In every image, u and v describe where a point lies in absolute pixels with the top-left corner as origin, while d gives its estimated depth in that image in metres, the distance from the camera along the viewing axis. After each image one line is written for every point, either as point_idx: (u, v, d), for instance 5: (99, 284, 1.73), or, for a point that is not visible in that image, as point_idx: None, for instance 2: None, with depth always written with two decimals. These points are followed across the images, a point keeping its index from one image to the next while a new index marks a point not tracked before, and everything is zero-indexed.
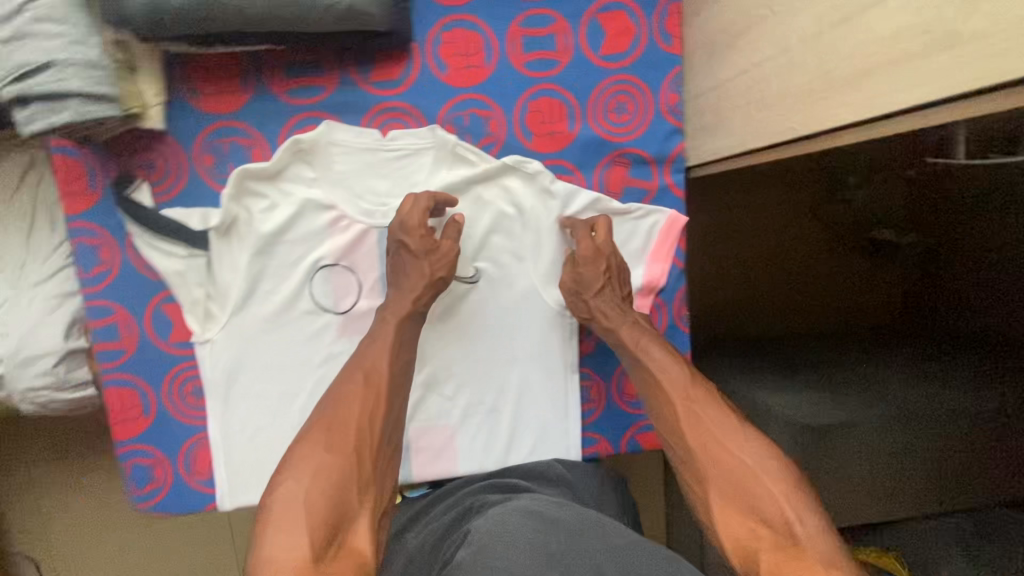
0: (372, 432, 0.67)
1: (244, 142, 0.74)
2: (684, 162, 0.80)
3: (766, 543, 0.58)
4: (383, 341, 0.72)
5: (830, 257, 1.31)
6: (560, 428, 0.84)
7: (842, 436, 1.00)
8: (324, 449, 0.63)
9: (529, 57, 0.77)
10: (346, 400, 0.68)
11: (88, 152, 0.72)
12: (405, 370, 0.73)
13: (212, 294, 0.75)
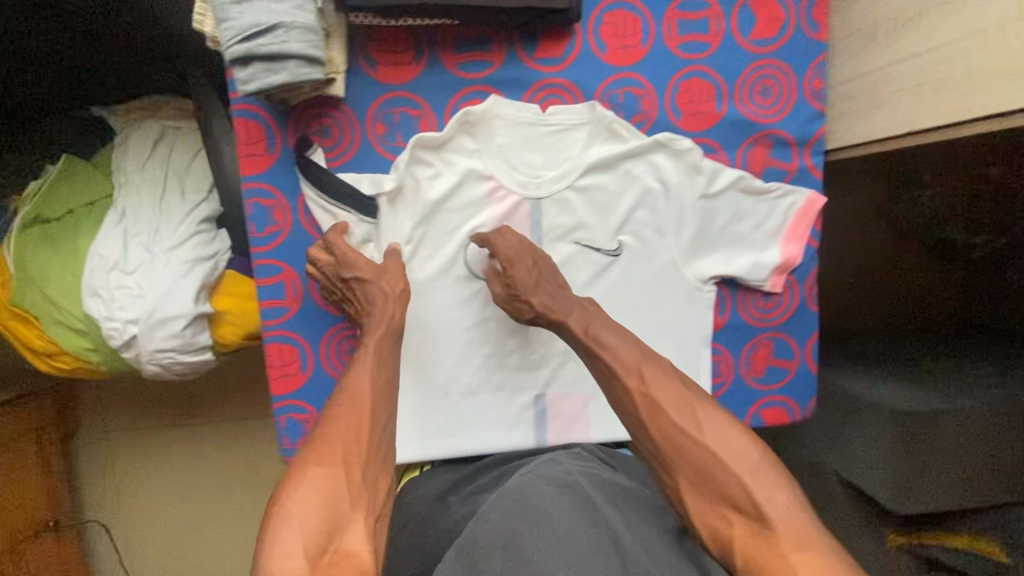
0: (366, 439, 0.65)
1: (413, 113, 0.77)
2: (823, 145, 0.83)
3: (738, 529, 0.61)
4: (365, 359, 0.71)
5: (896, 256, 1.33)
6: None
7: (937, 425, 1.03)
8: (315, 465, 0.61)
9: (683, 39, 0.80)
10: (333, 418, 0.66)
11: (269, 116, 0.75)
12: (387, 386, 0.71)
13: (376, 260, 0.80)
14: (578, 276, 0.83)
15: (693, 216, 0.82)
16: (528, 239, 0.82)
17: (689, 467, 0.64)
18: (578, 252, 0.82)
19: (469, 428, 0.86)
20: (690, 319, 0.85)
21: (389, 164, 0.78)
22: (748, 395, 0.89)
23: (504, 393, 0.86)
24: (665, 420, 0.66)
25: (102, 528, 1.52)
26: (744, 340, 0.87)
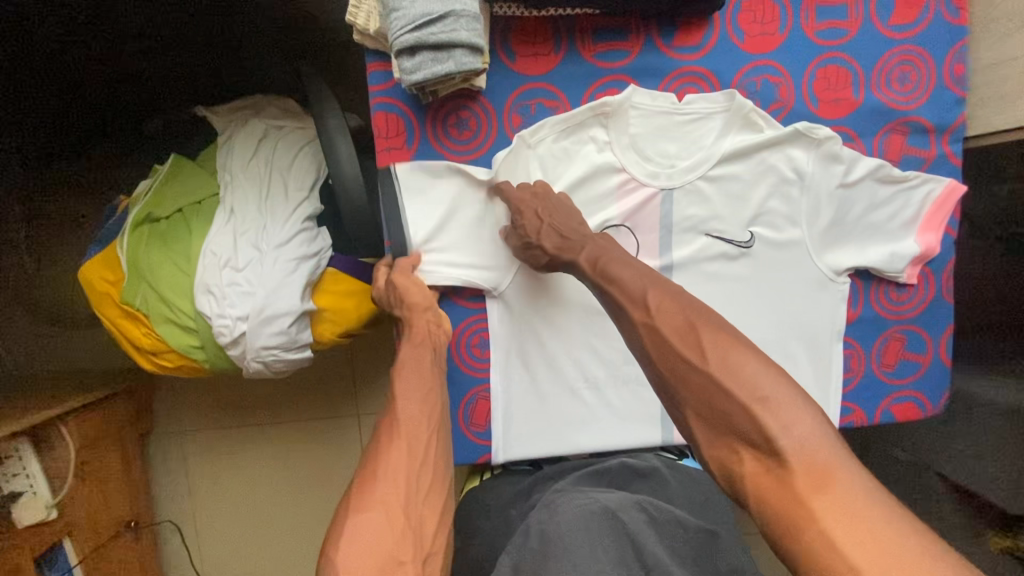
0: (407, 476, 0.64)
1: (549, 103, 0.77)
2: (963, 132, 0.81)
3: (750, 463, 0.54)
4: (413, 392, 0.71)
5: None
6: (822, 394, 0.84)
7: None
8: (358, 511, 0.60)
9: (821, 26, 0.79)
10: (378, 455, 0.66)
11: (409, 110, 0.75)
12: (424, 409, 0.71)
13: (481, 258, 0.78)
14: (710, 268, 0.81)
15: (827, 207, 0.80)
16: (660, 231, 0.80)
17: (697, 399, 0.58)
18: (711, 243, 0.81)
19: (597, 424, 0.84)
20: (822, 311, 0.83)
21: None
22: (880, 389, 0.86)
23: (634, 388, 0.84)
24: (670, 349, 0.61)
25: (175, 528, 1.47)
26: (875, 332, 0.85)
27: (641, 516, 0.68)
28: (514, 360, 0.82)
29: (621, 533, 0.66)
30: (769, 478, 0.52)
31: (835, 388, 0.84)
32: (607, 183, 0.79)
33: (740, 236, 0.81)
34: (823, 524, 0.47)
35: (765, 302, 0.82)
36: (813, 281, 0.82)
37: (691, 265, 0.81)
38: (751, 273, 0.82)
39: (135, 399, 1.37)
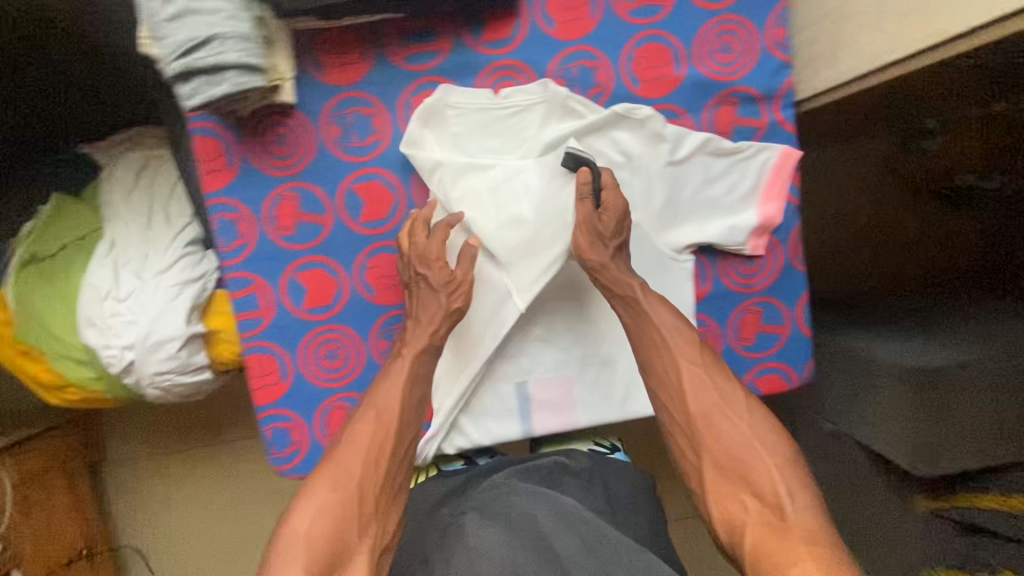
0: (383, 466, 0.72)
1: (366, 111, 0.77)
2: (793, 97, 0.80)
3: (751, 517, 0.67)
4: (397, 376, 0.76)
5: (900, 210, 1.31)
6: None
7: (953, 377, 0.97)
8: (328, 488, 0.68)
9: (633, 4, 0.78)
10: (356, 437, 0.72)
11: (226, 130, 0.76)
12: (414, 411, 0.76)
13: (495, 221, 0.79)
14: None
15: (658, 188, 0.80)
16: None
17: (721, 449, 0.71)
18: None
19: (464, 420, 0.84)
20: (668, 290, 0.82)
21: (346, 165, 0.78)
22: (741, 363, 0.86)
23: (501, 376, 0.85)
24: (708, 399, 0.73)
25: (136, 551, 1.51)
26: (728, 308, 0.85)
27: (564, 520, 0.71)
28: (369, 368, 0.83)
29: (535, 536, 0.70)
30: (767, 532, 0.65)
31: (691, 367, 0.85)
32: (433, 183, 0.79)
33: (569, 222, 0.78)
34: (806, 565, 0.60)
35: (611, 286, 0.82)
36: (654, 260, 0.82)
37: None
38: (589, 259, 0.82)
39: (78, 431, 1.41)
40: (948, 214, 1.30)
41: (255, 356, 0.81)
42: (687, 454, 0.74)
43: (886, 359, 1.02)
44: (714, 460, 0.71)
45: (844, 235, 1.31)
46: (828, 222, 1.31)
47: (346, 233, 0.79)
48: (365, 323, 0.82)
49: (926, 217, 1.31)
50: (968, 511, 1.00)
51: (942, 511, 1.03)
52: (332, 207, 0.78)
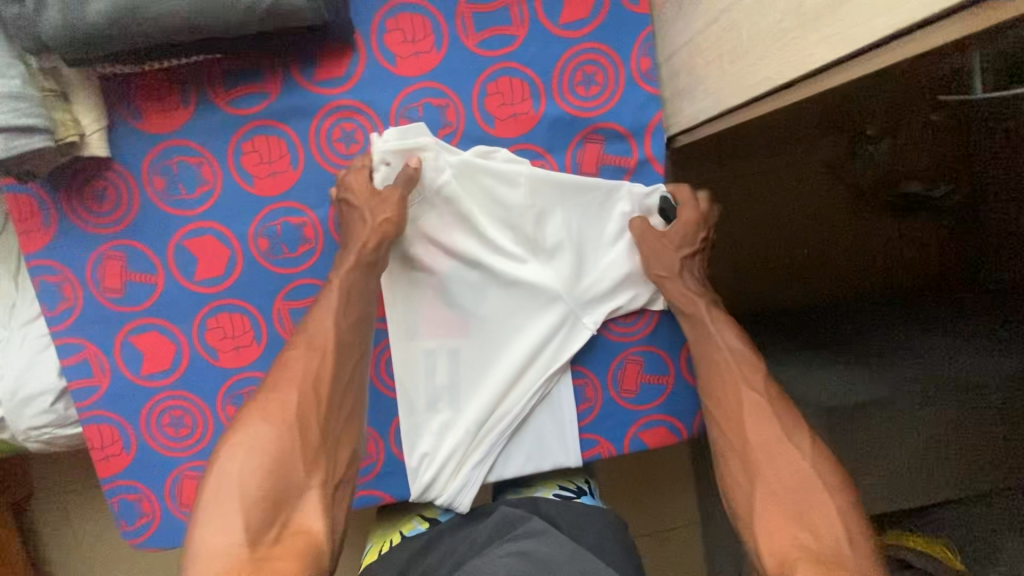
0: (325, 395, 0.66)
1: (193, 160, 0.71)
2: (664, 131, 0.74)
3: (807, 552, 0.55)
4: (328, 303, 0.69)
5: (849, 218, 1.13)
6: (555, 430, 0.79)
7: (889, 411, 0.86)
8: (263, 421, 0.63)
9: (482, 36, 0.71)
10: (288, 364, 0.66)
11: (38, 187, 0.70)
12: (356, 328, 0.69)
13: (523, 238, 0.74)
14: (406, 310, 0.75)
15: (560, 240, 0.74)
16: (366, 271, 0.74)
17: (779, 482, 0.62)
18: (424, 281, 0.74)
19: (419, 468, 0.77)
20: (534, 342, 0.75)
21: (174, 220, 0.72)
22: (624, 417, 0.80)
23: (436, 433, 0.77)
24: (769, 433, 0.65)
25: None
26: (606, 359, 0.78)
27: (568, 553, 0.67)
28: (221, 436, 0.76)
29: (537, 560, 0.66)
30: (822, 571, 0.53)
31: (569, 426, 0.79)
32: (271, 236, 0.72)
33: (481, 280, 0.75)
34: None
35: (511, 343, 0.76)
36: (548, 316, 0.75)
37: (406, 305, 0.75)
38: (488, 317, 0.76)
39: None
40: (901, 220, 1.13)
41: (95, 426, 0.75)
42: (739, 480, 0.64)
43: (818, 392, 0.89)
44: (770, 493, 0.61)
45: (765, 243, 1.13)
46: (750, 231, 1.13)
47: (180, 292, 0.73)
48: (210, 389, 0.75)
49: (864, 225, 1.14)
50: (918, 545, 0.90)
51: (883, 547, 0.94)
52: (162, 266, 0.72)
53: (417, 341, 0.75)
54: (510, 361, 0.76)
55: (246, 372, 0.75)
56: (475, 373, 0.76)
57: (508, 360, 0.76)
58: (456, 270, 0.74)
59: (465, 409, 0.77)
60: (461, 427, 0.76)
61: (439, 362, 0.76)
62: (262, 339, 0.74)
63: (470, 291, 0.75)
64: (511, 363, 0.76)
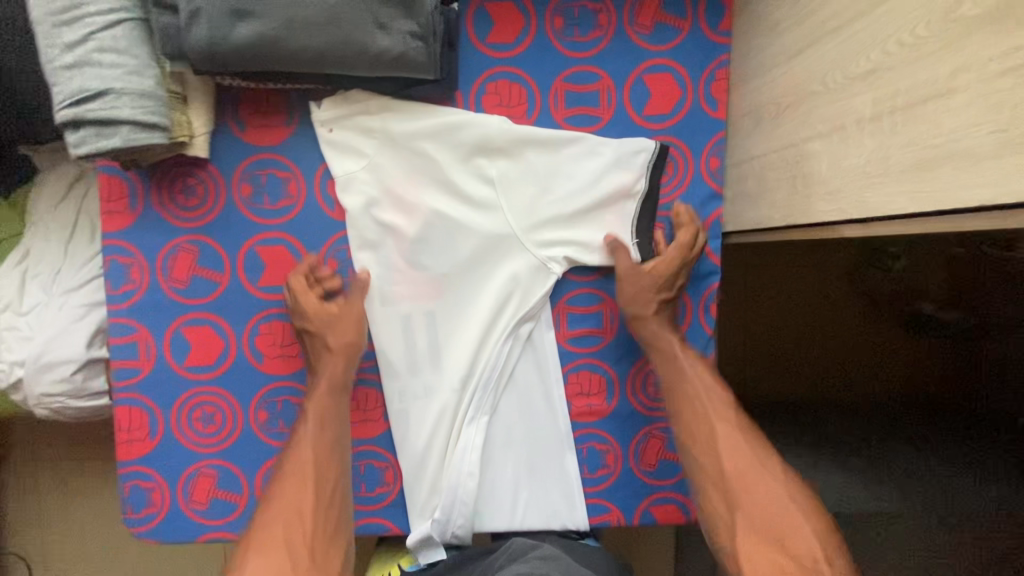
0: (309, 517, 0.66)
1: (282, 175, 0.75)
2: (720, 227, 0.78)
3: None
4: (305, 434, 0.71)
5: (869, 331, 1.09)
6: (554, 461, 0.81)
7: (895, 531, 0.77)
8: (254, 553, 0.61)
9: (571, 112, 0.77)
10: (278, 496, 0.67)
11: (133, 174, 0.73)
12: (332, 452, 0.71)
13: (508, 187, 0.76)
14: (399, 260, 0.77)
15: (558, 192, 0.76)
16: (367, 234, 0.76)
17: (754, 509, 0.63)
18: (415, 236, 0.76)
19: (409, 436, 0.79)
20: (513, 290, 0.77)
21: (252, 225, 0.75)
22: (639, 489, 0.82)
23: (418, 396, 0.79)
24: (741, 459, 0.67)
25: None
26: (632, 429, 0.81)
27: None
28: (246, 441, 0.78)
29: None
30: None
31: (556, 395, 0.80)
32: (340, 259, 0.77)
33: (458, 242, 0.77)
34: None
35: (488, 305, 0.78)
36: (530, 283, 0.78)
37: (382, 248, 0.77)
38: (464, 279, 0.78)
39: None
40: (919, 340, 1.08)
41: (126, 408, 0.76)
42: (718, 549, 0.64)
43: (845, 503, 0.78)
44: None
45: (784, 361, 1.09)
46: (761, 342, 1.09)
47: (241, 294, 0.76)
48: (247, 390, 0.77)
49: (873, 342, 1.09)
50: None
51: None
52: (230, 266, 0.75)
53: (394, 306, 0.78)
54: (481, 317, 0.78)
55: (287, 381, 0.77)
56: (450, 337, 0.79)
57: (484, 325, 0.78)
58: (433, 235, 0.77)
59: (447, 373, 0.79)
60: (445, 397, 0.79)
61: (417, 325, 0.78)
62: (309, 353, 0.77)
63: (442, 255, 0.77)
64: (486, 315, 0.78)
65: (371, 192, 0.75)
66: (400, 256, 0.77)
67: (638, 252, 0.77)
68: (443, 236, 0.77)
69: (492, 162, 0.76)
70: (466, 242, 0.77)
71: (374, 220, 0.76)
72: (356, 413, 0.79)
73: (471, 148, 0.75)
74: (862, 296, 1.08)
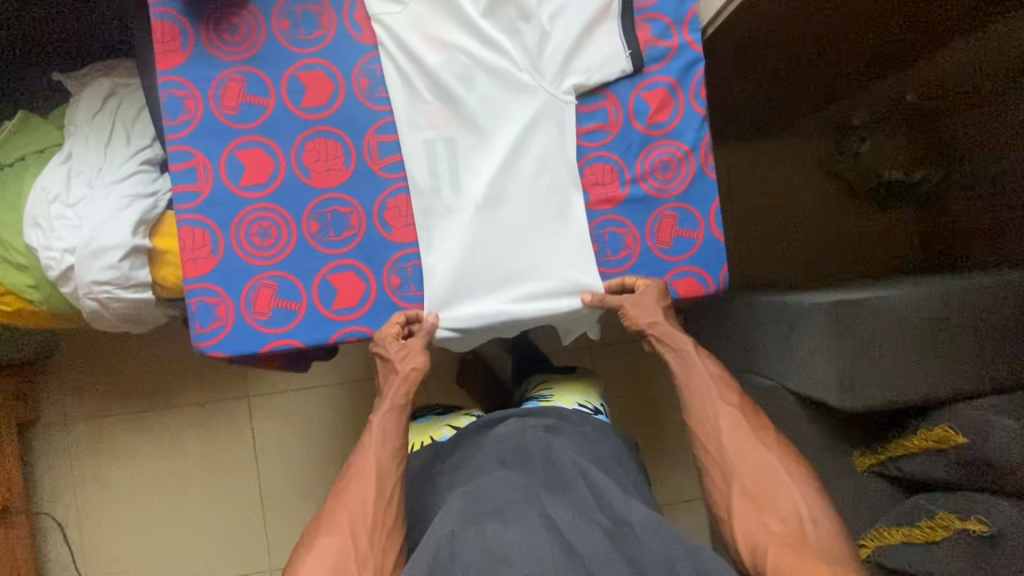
0: (372, 508, 0.75)
1: (315, 9, 0.85)
2: (699, 22, 0.90)
3: (775, 537, 0.72)
4: (371, 437, 0.81)
5: (847, 212, 1.47)
6: (571, 265, 0.88)
7: (876, 309, 0.99)
8: (325, 533, 0.73)
9: None
10: (343, 491, 0.77)
11: (184, 17, 0.83)
12: (393, 456, 0.80)
13: (523, 18, 0.87)
14: (423, 88, 0.86)
15: (564, 22, 0.88)
16: (398, 66, 0.86)
17: (747, 477, 0.77)
18: (438, 63, 0.86)
19: (436, 246, 0.86)
20: (525, 109, 0.87)
21: (291, 53, 0.85)
22: (659, 266, 0.90)
23: (443, 212, 0.87)
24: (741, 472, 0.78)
25: (56, 525, 1.47)
26: (645, 210, 0.90)
27: (552, 483, 0.79)
28: (296, 259, 0.85)
29: (527, 484, 0.79)
30: (787, 550, 0.70)
31: (571, 212, 0.88)
32: (372, 76, 0.86)
33: (474, 70, 0.87)
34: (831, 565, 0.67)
35: (504, 129, 0.87)
36: (541, 109, 0.88)
37: (409, 77, 0.86)
38: (480, 104, 0.87)
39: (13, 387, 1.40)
40: (890, 209, 1.46)
41: (189, 230, 0.83)
42: (717, 490, 0.78)
43: (809, 301, 1.04)
44: (742, 486, 0.77)
45: (795, 244, 1.47)
46: (758, 225, 1.47)
47: (287, 115, 0.85)
48: (299, 204, 0.85)
49: (856, 227, 1.47)
50: (921, 512, 1.00)
51: (879, 467, 1.09)
52: (275, 91, 0.84)
53: (420, 131, 0.86)
54: (498, 137, 0.87)
55: (335, 193, 0.85)
56: (469, 158, 0.87)
57: (502, 148, 0.87)
58: (455, 66, 0.86)
59: (468, 189, 0.87)
60: (468, 212, 0.87)
61: (440, 147, 0.87)
62: (351, 164, 0.86)
63: (462, 84, 0.86)
64: (501, 134, 0.87)
65: (400, 28, 0.86)
66: (425, 91, 0.87)
67: (631, 55, 0.88)
68: (462, 64, 0.86)
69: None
70: (483, 70, 0.87)
71: (404, 54, 0.86)
72: (398, 218, 0.86)
73: None
74: (835, 181, 1.47)
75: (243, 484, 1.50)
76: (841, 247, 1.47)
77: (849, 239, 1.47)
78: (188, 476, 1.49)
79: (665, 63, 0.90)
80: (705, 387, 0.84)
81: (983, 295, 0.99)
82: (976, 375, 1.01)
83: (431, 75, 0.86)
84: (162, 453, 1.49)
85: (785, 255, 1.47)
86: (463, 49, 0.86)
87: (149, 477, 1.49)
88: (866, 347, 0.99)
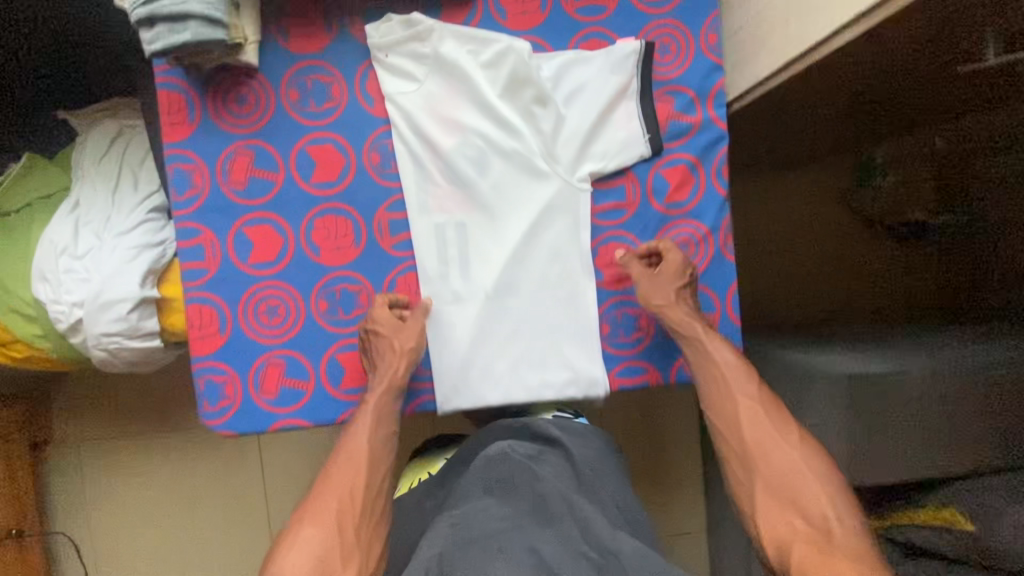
0: (360, 497, 0.74)
1: (325, 80, 0.82)
2: (724, 96, 0.86)
3: (801, 534, 0.69)
4: (363, 422, 0.79)
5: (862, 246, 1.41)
6: (581, 353, 0.86)
7: (893, 384, 0.97)
8: (306, 524, 0.71)
9: (580, 3, 0.84)
10: (330, 480, 0.75)
11: (190, 87, 0.80)
12: (386, 442, 0.79)
13: (541, 100, 0.83)
14: (435, 172, 0.84)
15: (582, 105, 0.84)
16: (410, 149, 0.83)
17: (772, 473, 0.74)
18: (451, 147, 0.83)
19: (443, 334, 0.85)
20: (538, 196, 0.84)
21: (301, 126, 0.82)
22: (672, 349, 0.88)
23: (451, 298, 0.85)
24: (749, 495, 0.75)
25: (69, 543, 1.51)
26: None
27: (540, 510, 0.73)
28: (306, 338, 0.84)
29: (514, 508, 0.73)
30: (814, 549, 0.67)
31: (581, 300, 0.86)
32: (383, 152, 0.83)
33: (488, 154, 0.83)
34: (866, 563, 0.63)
35: (517, 216, 0.84)
36: (554, 196, 0.84)
37: (422, 161, 0.83)
38: (493, 189, 0.84)
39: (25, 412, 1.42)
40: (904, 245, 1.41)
41: (196, 307, 0.82)
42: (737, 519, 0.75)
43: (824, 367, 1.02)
44: (766, 483, 0.74)
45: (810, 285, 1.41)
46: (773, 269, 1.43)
47: (296, 190, 0.82)
48: (308, 282, 0.83)
49: (870, 261, 1.41)
50: None
51: (884, 533, 1.07)
52: (284, 167, 0.82)
53: (431, 216, 0.84)
54: (508, 224, 0.84)
55: (344, 271, 0.84)
56: (479, 244, 0.85)
57: (513, 236, 0.84)
58: (469, 150, 0.83)
59: (476, 276, 0.85)
60: (476, 301, 0.85)
61: (450, 232, 0.84)
62: (361, 242, 0.84)
63: (476, 170, 0.83)
64: (513, 221, 0.84)
65: (414, 108, 0.82)
66: (434, 177, 0.84)
67: (651, 135, 0.85)
68: (476, 148, 0.83)
69: (524, 77, 0.82)
70: (496, 154, 0.83)
71: (417, 136, 0.83)
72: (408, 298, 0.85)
73: (506, 65, 0.82)
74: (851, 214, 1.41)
75: (249, 509, 1.52)
76: (855, 284, 1.41)
77: (862, 275, 1.41)
78: (196, 500, 1.52)
79: (686, 139, 0.86)
80: (721, 380, 0.81)
81: (999, 368, 0.98)
82: (990, 449, 0.99)
83: (443, 159, 0.83)
84: (170, 477, 1.52)
85: (798, 294, 1.41)
86: (477, 132, 0.83)
87: (157, 499, 1.51)
88: (878, 421, 0.97)
